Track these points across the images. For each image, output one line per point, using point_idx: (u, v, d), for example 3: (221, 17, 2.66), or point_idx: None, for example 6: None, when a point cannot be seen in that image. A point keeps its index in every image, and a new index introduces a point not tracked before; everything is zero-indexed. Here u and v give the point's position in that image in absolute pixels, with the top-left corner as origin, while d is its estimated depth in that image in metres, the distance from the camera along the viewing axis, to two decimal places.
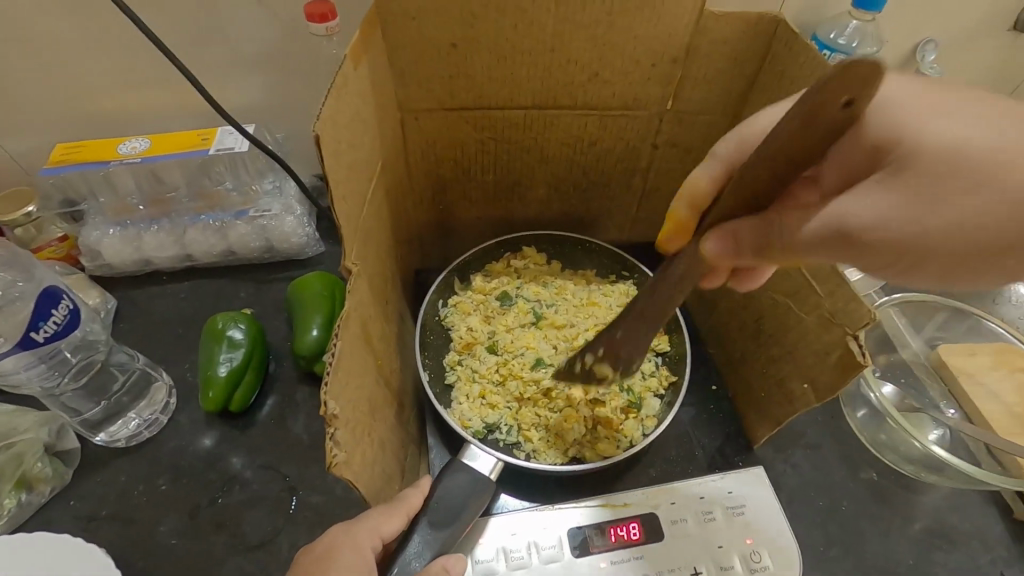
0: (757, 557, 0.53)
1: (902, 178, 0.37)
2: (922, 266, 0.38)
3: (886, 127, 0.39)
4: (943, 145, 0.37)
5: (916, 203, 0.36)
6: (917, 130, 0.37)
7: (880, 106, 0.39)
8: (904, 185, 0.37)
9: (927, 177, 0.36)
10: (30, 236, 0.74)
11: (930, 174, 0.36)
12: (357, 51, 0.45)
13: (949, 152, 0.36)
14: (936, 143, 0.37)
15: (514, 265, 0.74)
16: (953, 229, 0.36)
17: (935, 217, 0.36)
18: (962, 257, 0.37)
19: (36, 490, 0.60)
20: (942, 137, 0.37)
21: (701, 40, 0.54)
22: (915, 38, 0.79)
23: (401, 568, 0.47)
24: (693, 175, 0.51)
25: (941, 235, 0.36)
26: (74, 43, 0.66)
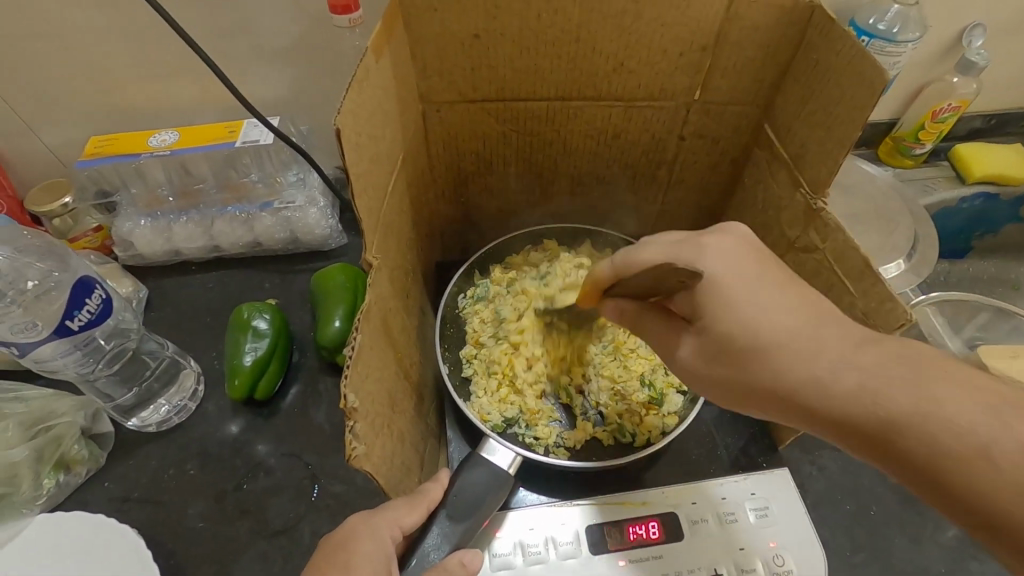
0: (781, 561, 0.52)
1: (722, 349, 0.43)
2: (718, 384, 0.44)
3: (710, 304, 0.43)
4: (747, 326, 0.42)
5: (712, 349, 0.44)
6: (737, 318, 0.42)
7: (714, 286, 0.43)
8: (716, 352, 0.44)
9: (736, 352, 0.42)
10: (66, 227, 0.76)
11: (739, 352, 0.42)
12: (379, 42, 0.45)
13: (757, 344, 0.41)
14: (750, 323, 0.42)
15: (534, 256, 0.72)
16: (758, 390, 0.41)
17: (743, 380, 0.42)
18: (750, 401, 0.43)
19: (73, 471, 0.62)
20: (756, 334, 0.41)
21: (732, 27, 0.52)
22: (961, 23, 0.75)
23: (419, 560, 0.47)
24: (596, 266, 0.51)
25: (747, 390, 0.42)
26: (105, 38, 0.67)
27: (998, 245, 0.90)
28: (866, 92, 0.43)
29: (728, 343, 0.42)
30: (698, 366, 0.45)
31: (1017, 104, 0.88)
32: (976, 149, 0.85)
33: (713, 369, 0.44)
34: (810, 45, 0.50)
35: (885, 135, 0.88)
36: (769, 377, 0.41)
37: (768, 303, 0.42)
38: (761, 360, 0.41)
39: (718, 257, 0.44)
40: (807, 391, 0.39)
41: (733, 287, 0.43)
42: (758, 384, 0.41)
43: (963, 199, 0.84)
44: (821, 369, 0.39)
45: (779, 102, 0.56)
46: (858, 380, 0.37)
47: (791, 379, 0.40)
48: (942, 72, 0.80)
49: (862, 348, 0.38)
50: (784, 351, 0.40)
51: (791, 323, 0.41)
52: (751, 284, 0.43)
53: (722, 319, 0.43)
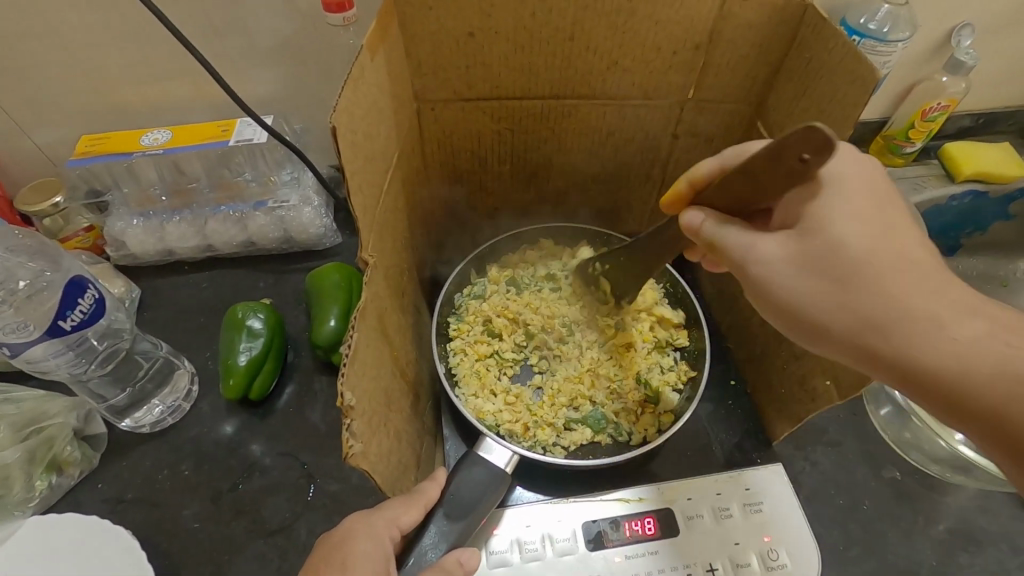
0: (775, 555, 0.52)
1: (837, 268, 0.40)
2: (807, 310, 0.41)
3: (836, 218, 0.40)
4: (879, 253, 0.39)
5: (815, 263, 0.41)
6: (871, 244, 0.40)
7: (842, 198, 0.41)
8: (820, 269, 0.41)
9: (845, 270, 0.40)
10: (56, 226, 0.75)
11: (866, 278, 0.39)
12: (374, 40, 0.45)
13: (888, 267, 0.39)
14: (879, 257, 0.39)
15: (530, 256, 0.74)
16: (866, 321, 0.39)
17: (849, 307, 0.39)
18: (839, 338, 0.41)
19: (65, 473, 0.62)
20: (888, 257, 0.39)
21: (725, 26, 0.52)
22: (950, 23, 0.76)
23: (416, 559, 0.48)
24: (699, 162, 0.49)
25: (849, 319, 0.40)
26: (101, 37, 0.67)
27: (986, 243, 0.91)
28: (858, 91, 0.43)
29: (840, 255, 0.40)
30: (787, 272, 0.42)
31: (1004, 103, 0.89)
32: (966, 149, 0.86)
33: (803, 276, 0.41)
34: (802, 45, 0.51)
35: (876, 133, 0.89)
36: (874, 305, 0.39)
37: (898, 231, 0.41)
38: (872, 282, 0.39)
39: (853, 175, 0.42)
40: (918, 328, 0.38)
41: (857, 203, 0.41)
42: (853, 307, 0.39)
43: (952, 198, 0.85)
44: (942, 313, 0.38)
45: (772, 100, 0.56)
46: (974, 333, 0.37)
47: (896, 311, 0.38)
48: (931, 71, 0.81)
49: (957, 314, 0.38)
50: (903, 278, 0.39)
51: (911, 254, 0.40)
52: (873, 208, 0.41)
53: (848, 234, 0.40)
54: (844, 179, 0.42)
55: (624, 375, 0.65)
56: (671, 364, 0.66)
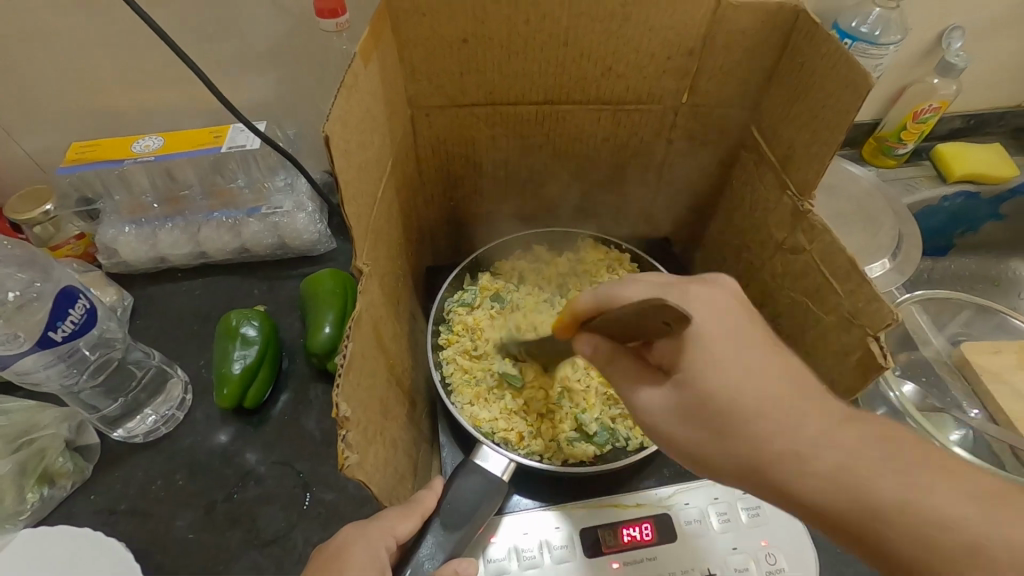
0: (773, 559, 0.52)
1: (708, 411, 0.40)
2: (699, 449, 0.41)
3: (697, 364, 0.41)
4: (740, 395, 0.40)
5: (687, 404, 0.41)
6: (733, 385, 0.40)
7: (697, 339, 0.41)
8: (691, 408, 0.41)
9: (710, 412, 0.40)
10: (47, 234, 0.74)
11: (729, 419, 0.40)
12: (367, 47, 0.45)
13: (753, 407, 0.40)
14: (745, 395, 0.40)
15: (521, 266, 0.72)
16: (744, 458, 0.40)
17: (724, 446, 0.40)
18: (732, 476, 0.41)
19: (58, 484, 0.61)
20: (752, 397, 0.40)
21: (718, 32, 0.52)
22: (940, 26, 0.76)
23: (414, 569, 0.47)
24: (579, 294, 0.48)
25: (729, 459, 0.40)
26: (89, 41, 0.66)
27: (978, 243, 0.91)
28: (852, 96, 0.44)
29: (710, 404, 0.40)
30: (669, 421, 0.43)
31: (994, 104, 0.90)
32: (957, 148, 0.87)
33: (680, 427, 0.42)
34: (795, 50, 0.51)
35: (868, 135, 0.89)
36: (754, 452, 0.39)
37: (760, 366, 0.41)
38: (741, 427, 0.39)
39: (711, 313, 0.43)
40: (789, 473, 0.38)
41: (717, 347, 0.41)
42: (733, 456, 0.40)
43: (946, 198, 0.86)
44: (808, 446, 0.38)
45: (766, 104, 0.56)
46: (840, 461, 0.37)
47: (771, 458, 0.39)
48: (923, 73, 0.82)
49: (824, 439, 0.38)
50: (767, 424, 0.39)
51: (775, 390, 0.40)
52: (738, 347, 0.41)
53: (714, 379, 0.40)
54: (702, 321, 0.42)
55: None
56: None
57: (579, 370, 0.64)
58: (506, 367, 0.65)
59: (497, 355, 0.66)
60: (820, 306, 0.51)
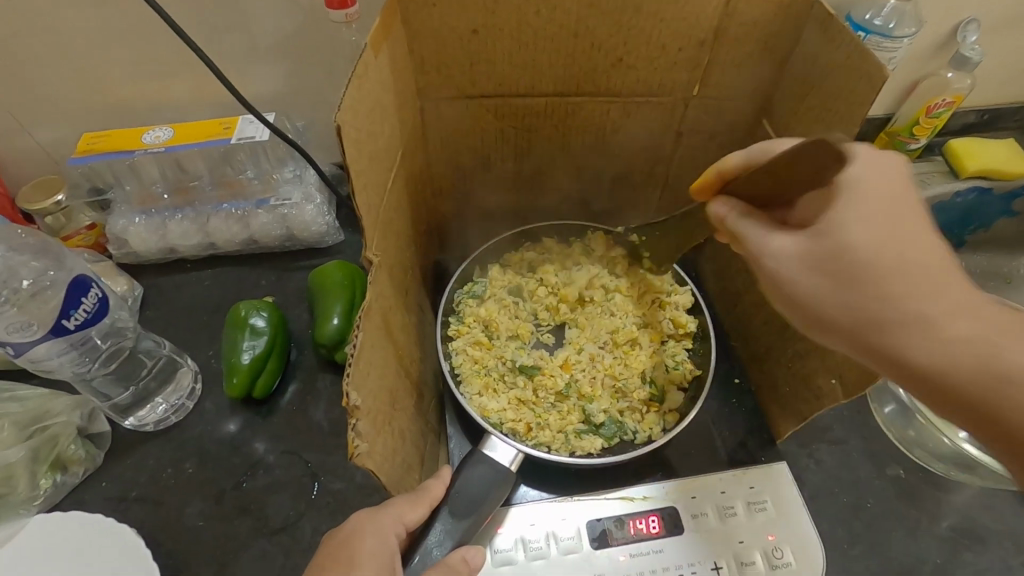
0: (780, 554, 0.52)
1: (838, 262, 0.38)
2: (824, 303, 0.39)
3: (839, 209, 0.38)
4: (880, 252, 0.37)
5: (819, 254, 0.39)
6: (875, 241, 0.37)
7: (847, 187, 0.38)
8: (823, 260, 0.39)
9: (844, 263, 0.38)
10: (58, 224, 0.75)
11: (864, 270, 0.37)
12: (378, 38, 0.45)
13: (896, 263, 0.37)
14: (889, 253, 0.37)
15: (529, 257, 0.73)
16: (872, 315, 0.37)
17: (858, 297, 0.38)
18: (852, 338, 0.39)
19: (70, 471, 0.62)
20: (892, 254, 0.37)
21: (730, 24, 0.52)
22: (955, 19, 0.75)
23: (422, 557, 0.47)
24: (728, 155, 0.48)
25: (848, 312, 0.38)
26: (100, 32, 0.66)
27: (990, 239, 0.90)
28: (867, 88, 0.43)
29: (842, 254, 0.38)
30: (793, 268, 0.41)
31: (1008, 99, 0.89)
32: (969, 144, 0.86)
33: (805, 275, 0.40)
34: (808, 42, 0.51)
35: (880, 130, 0.89)
36: (884, 308, 0.37)
37: (911, 229, 0.38)
38: (876, 283, 0.37)
39: (875, 171, 0.39)
40: (913, 330, 0.36)
41: (868, 203, 0.38)
42: (859, 306, 0.38)
43: (958, 194, 0.83)
44: (937, 313, 0.36)
45: (777, 97, 0.56)
46: (974, 337, 0.36)
47: (896, 317, 0.37)
48: (937, 67, 0.81)
49: (957, 311, 0.36)
50: (908, 283, 0.36)
51: (921, 257, 0.37)
52: (894, 209, 0.38)
53: (858, 229, 0.37)
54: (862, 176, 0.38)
55: (632, 374, 0.65)
56: (677, 361, 0.65)
57: (584, 359, 0.66)
58: (513, 358, 0.65)
59: (505, 346, 0.66)
60: None
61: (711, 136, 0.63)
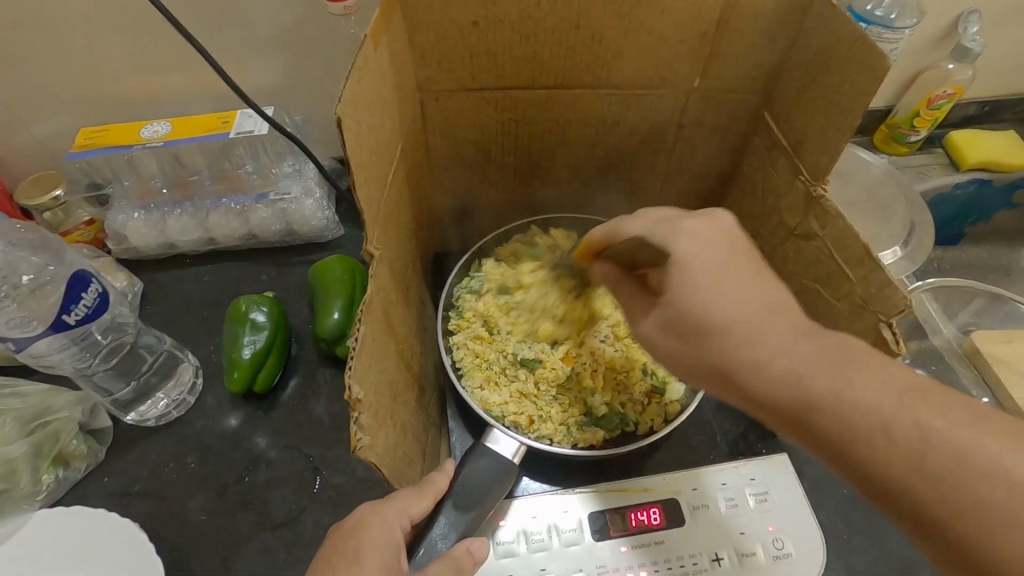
0: (780, 544, 0.53)
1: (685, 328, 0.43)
2: (682, 362, 0.44)
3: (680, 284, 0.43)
4: (717, 315, 0.41)
5: (671, 324, 0.44)
6: (708, 304, 0.42)
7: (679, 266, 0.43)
8: (674, 327, 0.44)
9: (689, 328, 0.43)
10: (58, 219, 0.76)
11: (703, 334, 0.42)
12: (377, 30, 0.44)
13: (729, 323, 0.41)
14: (726, 312, 0.41)
15: (522, 248, 0.71)
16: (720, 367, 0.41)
17: (707, 356, 0.42)
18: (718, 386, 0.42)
19: (72, 466, 0.62)
20: (726, 313, 0.41)
21: (732, 14, 0.51)
22: (957, 9, 0.75)
23: (427, 549, 0.48)
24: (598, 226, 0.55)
25: (701, 367, 0.43)
26: (97, 27, 0.66)
27: (991, 231, 0.90)
28: (869, 79, 0.43)
29: (685, 321, 0.43)
30: (656, 336, 0.46)
31: (1010, 90, 0.89)
32: (970, 136, 0.86)
33: (664, 340, 0.45)
34: (810, 32, 0.50)
35: (881, 122, 0.88)
36: (728, 364, 0.41)
37: (741, 287, 0.42)
38: (721, 345, 0.41)
39: (703, 246, 0.43)
40: (757, 382, 0.40)
41: (700, 275, 0.42)
42: (708, 364, 0.42)
43: (958, 185, 0.85)
44: (770, 363, 0.40)
45: (779, 87, 0.55)
46: (812, 383, 0.38)
47: (744, 374, 0.40)
48: (938, 59, 0.80)
49: (789, 347, 0.40)
50: (747, 341, 0.40)
51: (750, 313, 0.41)
52: (724, 277, 0.42)
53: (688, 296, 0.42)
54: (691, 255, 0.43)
55: (634, 365, 0.64)
56: None
57: (586, 355, 0.64)
58: (513, 352, 0.64)
59: (506, 339, 0.66)
60: (830, 293, 0.51)
61: (712, 126, 0.63)
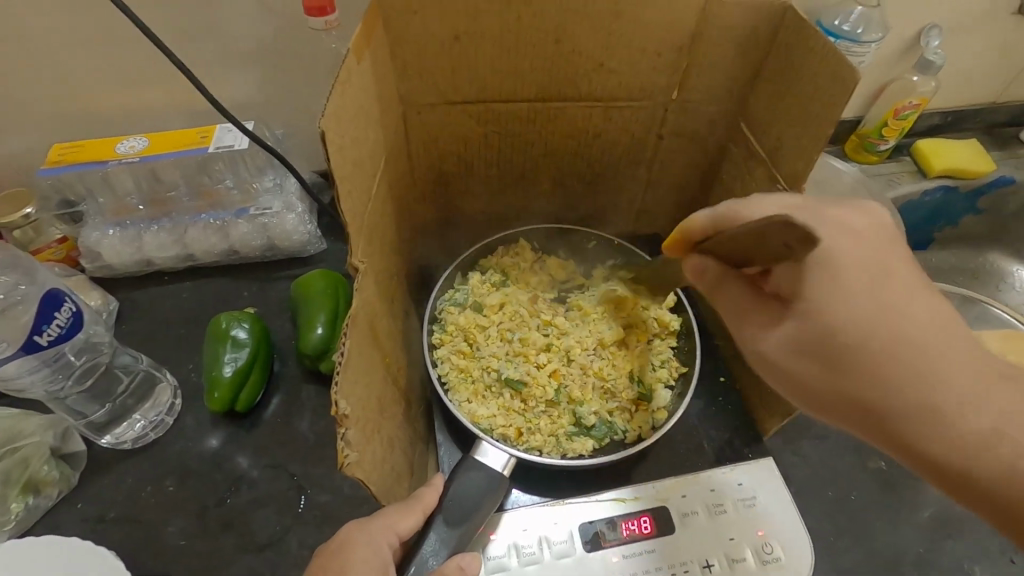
0: (769, 549, 0.53)
1: (825, 347, 0.40)
2: (819, 385, 0.41)
3: (819, 289, 0.40)
4: (866, 332, 0.39)
5: (809, 341, 0.41)
6: (851, 317, 0.39)
7: (822, 266, 0.40)
8: (810, 347, 0.41)
9: (836, 345, 0.39)
10: (28, 238, 0.73)
11: (848, 351, 0.39)
12: (360, 44, 0.45)
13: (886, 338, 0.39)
14: (867, 324, 0.39)
15: (506, 262, 0.73)
16: (871, 394, 0.39)
17: (852, 380, 0.39)
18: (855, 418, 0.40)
19: (43, 494, 0.59)
20: (877, 328, 0.39)
21: (707, 28, 0.53)
22: (919, 24, 0.78)
23: (418, 567, 0.47)
24: (693, 214, 0.48)
25: (852, 394, 0.40)
26: (72, 41, 0.65)
27: (958, 236, 0.94)
28: (840, 90, 0.44)
29: (832, 337, 0.40)
30: (783, 355, 0.43)
31: (971, 101, 0.92)
32: (936, 144, 0.89)
33: (796, 360, 0.42)
34: (782, 46, 0.52)
35: (852, 132, 0.91)
36: (874, 387, 0.39)
37: (908, 304, 0.40)
38: (867, 364, 0.39)
39: (849, 249, 0.40)
40: (905, 406, 0.38)
41: (849, 278, 0.40)
42: (847, 388, 0.40)
43: (926, 193, 0.87)
44: (932, 397, 0.38)
45: (755, 98, 0.57)
46: (977, 413, 0.38)
47: (894, 399, 0.39)
48: (903, 71, 0.84)
49: (971, 372, 0.39)
50: (908, 364, 0.39)
51: (912, 331, 0.39)
52: (872, 282, 0.40)
53: (841, 306, 0.39)
54: (836, 253, 0.40)
55: (621, 375, 0.65)
56: (662, 360, 0.66)
57: (574, 369, 0.65)
58: (498, 369, 0.64)
59: (491, 354, 0.65)
60: None
61: (691, 137, 0.64)
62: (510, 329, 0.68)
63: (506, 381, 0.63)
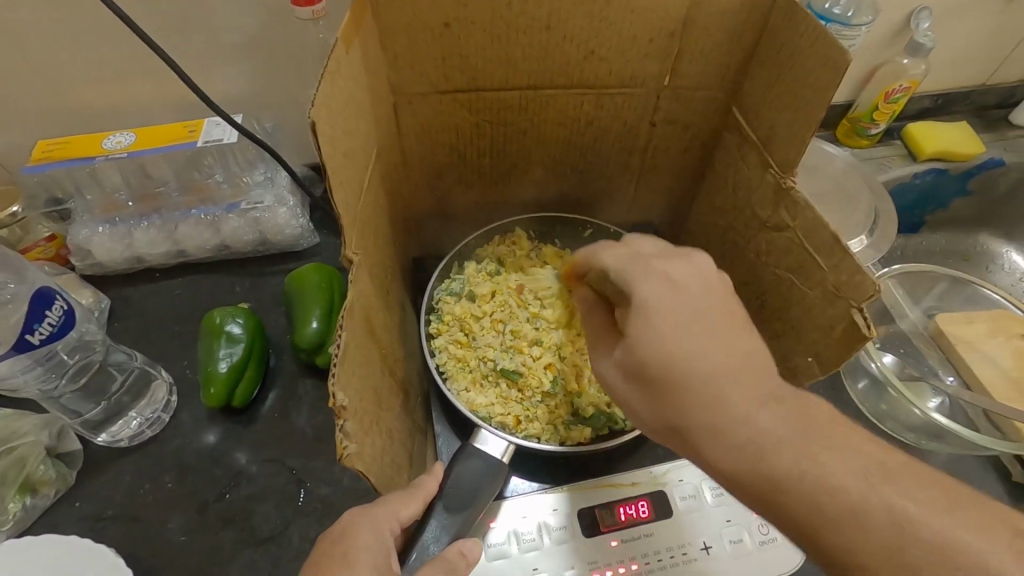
0: (766, 529, 0.54)
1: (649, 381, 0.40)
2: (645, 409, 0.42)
3: (639, 328, 0.40)
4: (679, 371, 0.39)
5: (636, 372, 0.41)
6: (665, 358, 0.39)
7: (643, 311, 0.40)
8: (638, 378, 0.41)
9: (654, 379, 0.40)
10: (16, 236, 0.73)
11: (663, 386, 0.39)
12: (350, 33, 0.44)
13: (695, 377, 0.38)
14: (682, 361, 0.39)
15: (501, 252, 0.73)
16: (683, 421, 0.39)
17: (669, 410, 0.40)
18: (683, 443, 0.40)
19: (40, 493, 0.59)
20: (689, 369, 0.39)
21: (698, 13, 0.53)
22: (909, 7, 0.78)
23: (419, 553, 0.47)
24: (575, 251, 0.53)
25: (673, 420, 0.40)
26: (51, 35, 0.64)
27: (948, 219, 0.94)
28: (831, 74, 0.44)
29: (646, 370, 0.40)
30: (613, 381, 0.44)
31: (961, 84, 0.93)
32: (927, 128, 0.89)
33: (624, 385, 0.43)
34: (774, 29, 0.52)
35: (843, 117, 0.92)
36: (681, 421, 0.39)
37: (723, 344, 0.40)
38: (676, 395, 0.39)
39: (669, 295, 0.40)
40: (703, 440, 0.39)
41: (665, 319, 0.40)
42: (662, 416, 0.40)
43: (916, 175, 0.88)
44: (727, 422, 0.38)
45: (747, 83, 0.57)
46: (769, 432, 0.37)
47: (704, 431, 0.38)
48: (894, 54, 0.84)
49: (762, 404, 0.38)
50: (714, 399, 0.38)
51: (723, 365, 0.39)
52: (690, 325, 0.40)
53: (647, 343, 0.40)
54: (657, 299, 0.40)
55: None
56: None
57: (570, 360, 0.65)
58: (495, 358, 0.64)
59: (489, 344, 0.66)
60: (804, 282, 0.52)
61: (684, 124, 0.64)
62: (501, 321, 0.67)
63: (504, 370, 0.63)
